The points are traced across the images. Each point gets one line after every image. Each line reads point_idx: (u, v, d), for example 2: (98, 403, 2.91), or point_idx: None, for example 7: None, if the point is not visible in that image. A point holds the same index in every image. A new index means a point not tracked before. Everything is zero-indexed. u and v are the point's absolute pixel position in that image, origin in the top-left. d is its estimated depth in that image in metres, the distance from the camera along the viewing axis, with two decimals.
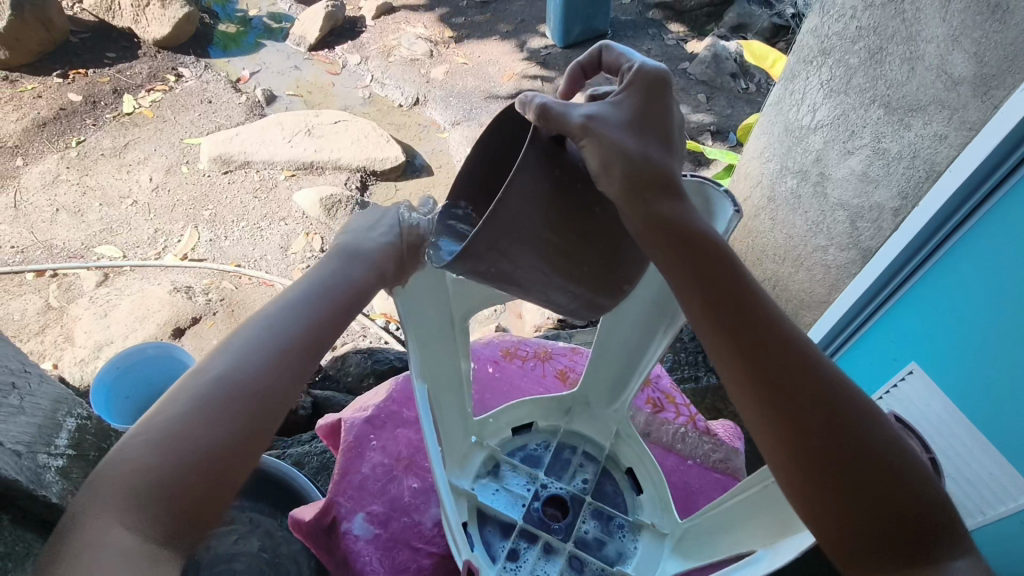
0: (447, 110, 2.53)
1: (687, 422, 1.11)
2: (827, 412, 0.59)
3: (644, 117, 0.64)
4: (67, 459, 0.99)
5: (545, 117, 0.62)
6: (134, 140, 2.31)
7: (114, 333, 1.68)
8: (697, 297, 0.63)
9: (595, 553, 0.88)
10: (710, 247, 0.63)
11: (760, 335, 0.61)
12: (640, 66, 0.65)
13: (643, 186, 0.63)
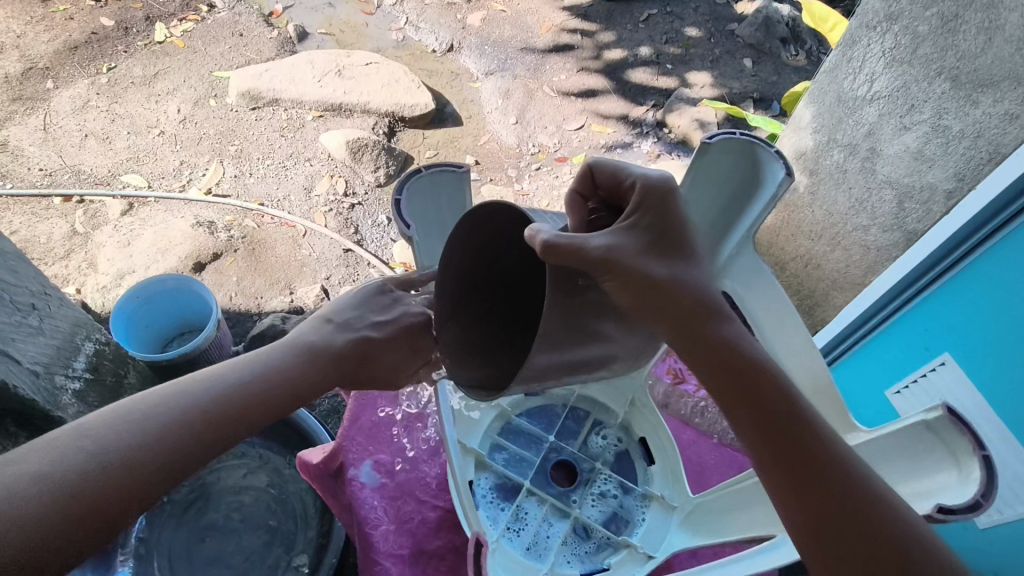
0: (481, 59, 2.46)
1: (707, 396, 1.08)
2: (891, 551, 0.57)
3: (660, 235, 0.63)
4: (85, 383, 1.03)
5: (559, 254, 0.57)
6: (165, 69, 2.28)
7: (136, 263, 1.69)
8: (744, 415, 0.62)
9: (605, 519, 0.88)
10: (767, 378, 0.62)
11: (803, 455, 0.60)
12: (642, 183, 0.63)
13: (678, 321, 0.63)
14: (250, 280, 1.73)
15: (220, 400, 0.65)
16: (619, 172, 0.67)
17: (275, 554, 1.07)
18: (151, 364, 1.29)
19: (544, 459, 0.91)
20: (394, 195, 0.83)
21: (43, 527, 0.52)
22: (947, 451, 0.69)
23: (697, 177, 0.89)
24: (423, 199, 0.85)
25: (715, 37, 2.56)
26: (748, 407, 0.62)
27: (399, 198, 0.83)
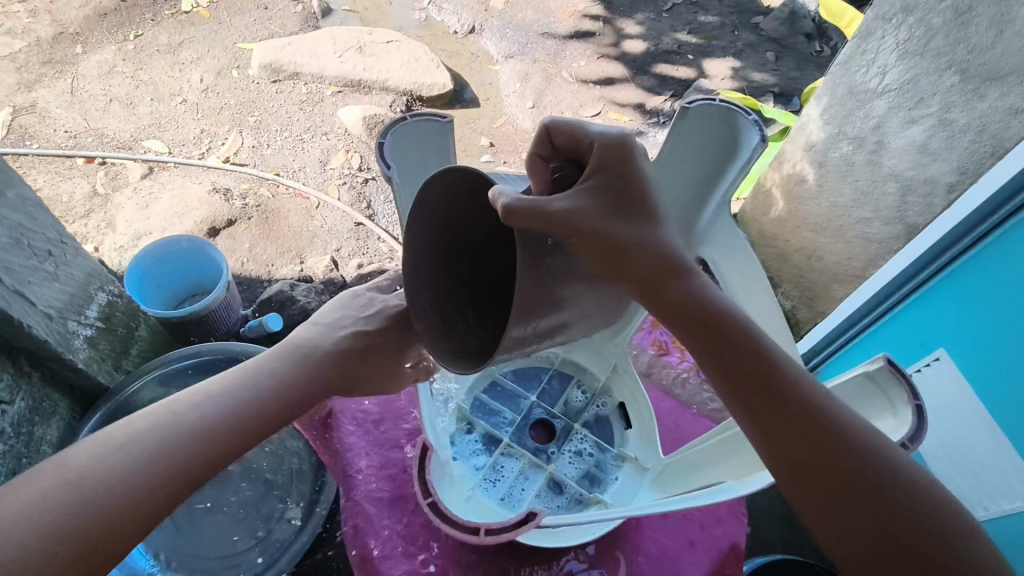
0: (501, 42, 2.47)
1: (689, 368, 1.10)
2: (856, 478, 0.60)
3: (618, 194, 0.65)
4: (96, 331, 1.07)
5: (522, 216, 0.58)
6: (189, 39, 2.32)
7: (153, 225, 1.74)
8: (711, 362, 0.65)
9: (580, 477, 0.90)
10: (733, 327, 0.64)
11: (769, 396, 0.63)
12: (601, 144, 0.66)
13: (648, 274, 0.65)
14: (262, 247, 1.77)
15: (257, 408, 0.72)
16: (577, 132, 0.69)
17: (272, 505, 1.12)
18: (161, 321, 1.33)
19: (524, 417, 0.94)
20: (378, 140, 0.83)
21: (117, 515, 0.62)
22: (886, 399, 0.74)
23: (677, 140, 0.88)
24: (407, 147, 0.85)
25: (739, 29, 2.54)
26: (717, 357, 0.64)
27: (382, 143, 0.83)
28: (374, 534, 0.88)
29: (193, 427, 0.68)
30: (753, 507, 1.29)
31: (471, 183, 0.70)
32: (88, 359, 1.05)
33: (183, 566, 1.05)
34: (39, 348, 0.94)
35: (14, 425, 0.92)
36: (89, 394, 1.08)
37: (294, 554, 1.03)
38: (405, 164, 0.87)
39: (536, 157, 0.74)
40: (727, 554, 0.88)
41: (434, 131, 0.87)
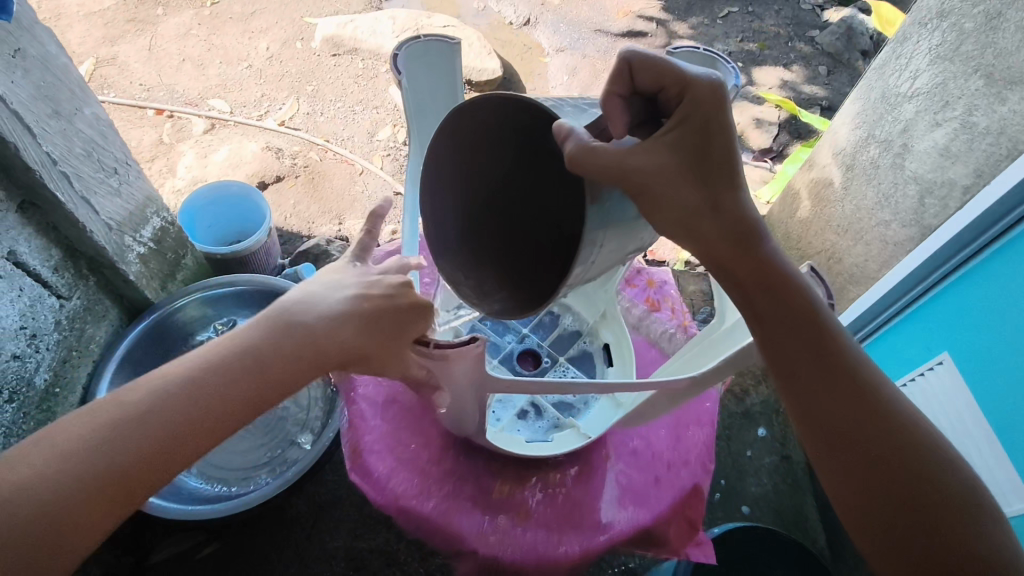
0: (554, 36, 2.53)
1: (678, 325, 1.10)
2: (896, 450, 0.64)
3: (697, 147, 0.64)
4: (148, 250, 1.18)
5: (586, 157, 0.60)
6: (261, 10, 2.46)
7: (209, 175, 1.88)
8: (774, 332, 0.68)
9: (557, 404, 0.96)
10: (798, 297, 0.67)
11: (823, 368, 0.66)
12: (694, 95, 0.63)
13: (716, 233, 0.67)
14: (305, 205, 1.88)
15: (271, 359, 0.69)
16: (663, 69, 0.65)
17: (288, 428, 1.23)
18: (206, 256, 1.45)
19: (512, 345, 1.00)
20: (395, 49, 0.88)
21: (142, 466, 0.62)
22: None
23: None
24: (420, 62, 0.89)
25: (793, 41, 2.54)
26: (771, 325, 0.68)
27: (399, 52, 0.87)
28: (367, 429, 0.92)
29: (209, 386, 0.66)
30: (746, 493, 1.31)
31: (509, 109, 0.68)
32: (138, 273, 1.16)
33: (201, 471, 1.16)
34: (97, 254, 1.05)
35: (68, 319, 1.04)
36: (134, 305, 1.19)
37: (303, 470, 1.11)
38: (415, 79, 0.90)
39: (614, 87, 0.67)
40: (687, 493, 0.91)
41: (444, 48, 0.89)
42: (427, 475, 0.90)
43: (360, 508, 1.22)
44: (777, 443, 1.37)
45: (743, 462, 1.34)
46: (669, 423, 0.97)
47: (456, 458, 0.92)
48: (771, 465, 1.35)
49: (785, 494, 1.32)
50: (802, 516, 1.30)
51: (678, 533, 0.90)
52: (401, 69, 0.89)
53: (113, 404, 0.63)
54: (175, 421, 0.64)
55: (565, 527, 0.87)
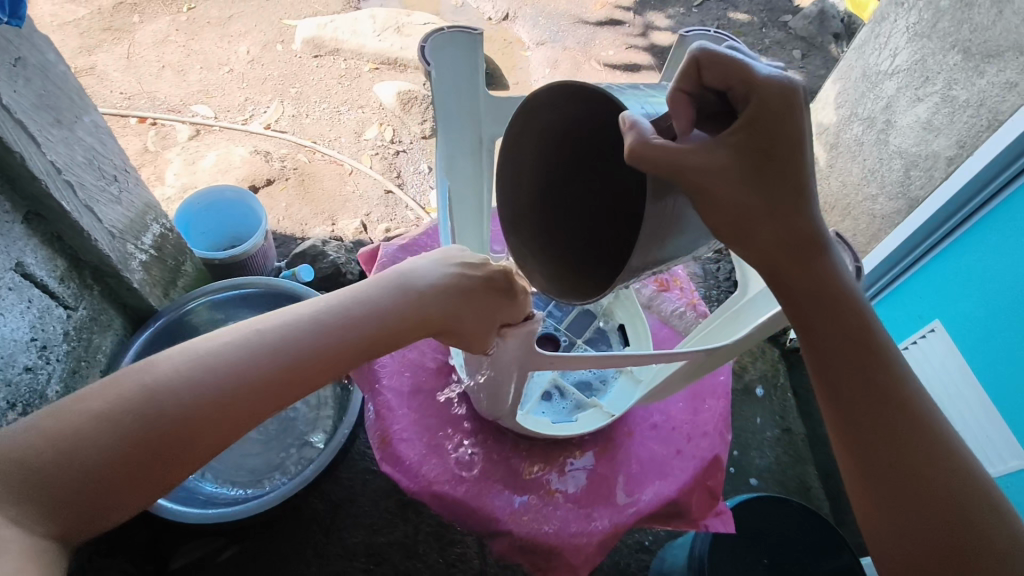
0: (534, 29, 2.54)
1: (687, 304, 1.12)
2: (939, 483, 0.60)
3: (765, 156, 0.57)
4: (150, 257, 1.18)
5: (643, 153, 0.54)
6: (238, 13, 2.44)
7: (198, 181, 1.87)
8: (825, 349, 0.64)
9: (578, 385, 0.99)
10: (852, 316, 0.63)
11: (871, 390, 0.62)
12: (760, 98, 0.55)
13: (775, 246, 0.61)
14: (297, 207, 1.87)
15: (361, 325, 0.68)
16: (733, 68, 0.56)
17: (299, 429, 1.24)
18: (204, 262, 1.44)
19: None
20: (422, 42, 0.85)
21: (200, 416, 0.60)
22: None
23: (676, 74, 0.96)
24: (449, 53, 0.86)
25: (767, 26, 2.59)
26: (822, 341, 0.63)
27: (426, 44, 0.84)
28: (394, 418, 0.94)
29: (296, 339, 0.65)
30: (752, 466, 1.35)
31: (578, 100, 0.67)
32: (141, 280, 1.16)
33: (217, 476, 1.16)
34: (101, 263, 1.05)
35: (76, 329, 1.04)
36: (139, 313, 1.19)
37: (322, 468, 1.12)
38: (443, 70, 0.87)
39: (682, 86, 0.59)
40: (708, 463, 0.94)
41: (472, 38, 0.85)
42: (457, 462, 0.92)
43: (376, 503, 1.23)
44: (778, 417, 1.42)
45: (747, 437, 1.38)
46: (685, 396, 1.01)
47: (481, 444, 0.94)
48: (774, 439, 1.39)
49: (788, 466, 1.36)
50: (806, 486, 1.34)
51: (699, 503, 0.93)
52: (430, 60, 0.85)
53: (196, 347, 0.62)
54: (251, 373, 0.62)
55: (594, 502, 0.90)
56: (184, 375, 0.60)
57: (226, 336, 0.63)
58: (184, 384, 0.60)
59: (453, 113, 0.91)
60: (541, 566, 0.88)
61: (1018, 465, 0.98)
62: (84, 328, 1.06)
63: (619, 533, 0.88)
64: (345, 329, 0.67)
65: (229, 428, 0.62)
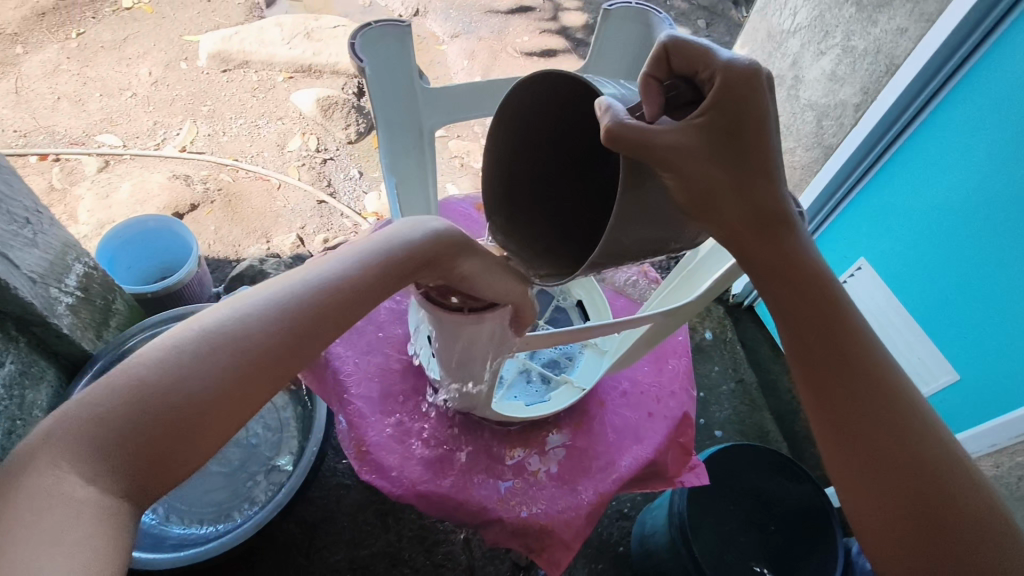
0: (446, 22, 2.53)
1: (639, 273, 1.16)
2: (906, 444, 0.62)
3: (732, 135, 0.56)
4: (77, 299, 1.11)
5: (619, 134, 0.53)
6: (134, 34, 2.32)
7: (116, 214, 1.78)
8: (795, 322, 0.65)
9: (547, 364, 1.01)
10: (822, 290, 0.64)
11: (840, 359, 0.64)
12: (724, 79, 0.54)
13: (742, 225, 0.61)
14: (227, 229, 1.80)
15: (352, 284, 0.66)
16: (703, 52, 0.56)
17: (263, 454, 1.20)
18: (137, 297, 1.37)
19: None
20: (349, 39, 0.80)
21: (209, 393, 0.56)
22: None
23: (603, 43, 0.95)
24: (379, 49, 0.82)
25: None
26: (793, 313, 0.65)
27: (355, 41, 0.79)
28: (366, 426, 0.92)
29: (290, 301, 0.62)
30: (714, 420, 1.41)
31: (557, 91, 0.71)
32: (71, 325, 1.09)
33: (183, 517, 1.12)
34: (24, 312, 0.98)
35: (6, 386, 0.97)
36: (74, 360, 1.12)
37: (292, 491, 1.09)
38: (375, 66, 0.84)
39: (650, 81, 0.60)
40: (679, 421, 0.97)
41: (399, 30, 0.82)
42: (435, 460, 0.91)
43: (355, 516, 1.22)
44: (731, 370, 1.48)
45: (705, 393, 1.44)
46: (649, 360, 1.05)
47: (458, 437, 0.94)
48: (730, 391, 1.45)
49: (746, 415, 1.42)
50: (764, 431, 1.41)
51: (676, 461, 0.95)
52: (361, 56, 0.80)
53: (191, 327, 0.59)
54: (247, 344, 0.59)
55: (577, 477, 0.92)
56: (222, 328, 0.58)
57: (215, 314, 0.60)
58: (183, 359, 0.56)
59: (388, 110, 0.88)
60: (533, 548, 0.88)
61: (948, 378, 1.09)
62: (15, 384, 0.99)
63: (605, 502, 0.90)
64: (338, 289, 0.65)
65: (239, 405, 0.58)
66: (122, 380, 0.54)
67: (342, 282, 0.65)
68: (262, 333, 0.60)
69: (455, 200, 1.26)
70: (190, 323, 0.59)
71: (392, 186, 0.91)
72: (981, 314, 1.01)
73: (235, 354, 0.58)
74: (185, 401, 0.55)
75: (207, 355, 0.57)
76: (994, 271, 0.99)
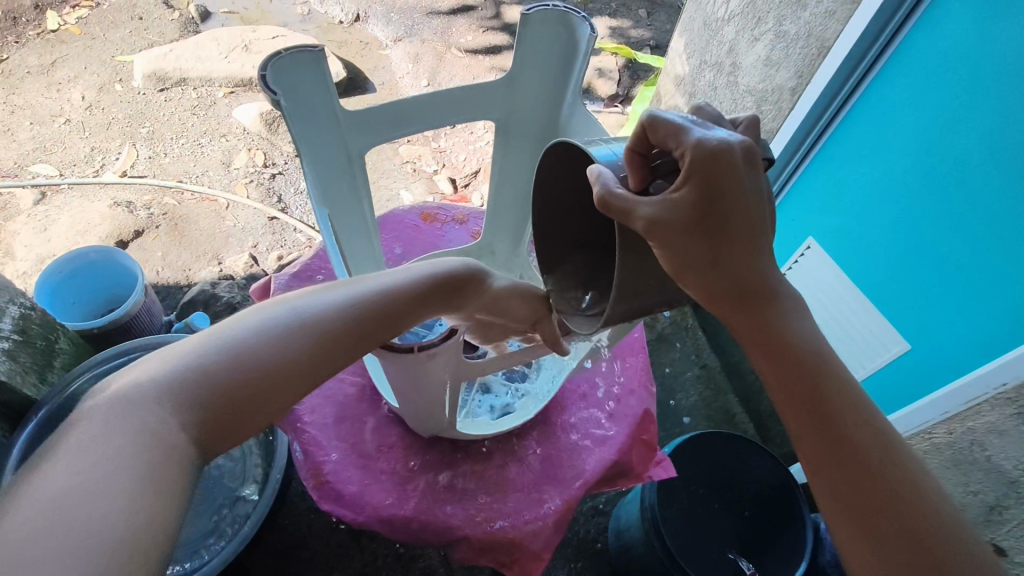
0: (388, 26, 2.49)
1: None
2: (916, 522, 0.54)
3: (710, 207, 0.55)
4: (14, 343, 1.06)
5: (607, 203, 0.56)
6: (62, 57, 2.23)
7: (56, 247, 1.71)
8: (780, 389, 0.60)
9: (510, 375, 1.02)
10: (807, 355, 0.59)
11: (833, 426, 0.58)
12: (691, 157, 0.53)
13: (719, 298, 0.60)
14: (175, 254, 1.75)
15: (388, 306, 0.65)
16: (671, 129, 0.54)
17: (225, 486, 1.16)
18: (82, 334, 1.32)
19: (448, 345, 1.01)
20: (260, 71, 0.75)
21: (255, 389, 0.55)
22: None
23: (525, 47, 0.95)
24: (291, 76, 0.79)
25: None
26: (777, 380, 0.60)
27: (265, 72, 0.75)
28: (324, 454, 0.90)
29: (329, 319, 0.61)
30: (681, 408, 1.42)
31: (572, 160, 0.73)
32: (9, 371, 1.04)
33: None
34: None
35: None
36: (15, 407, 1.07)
37: (258, 523, 1.11)
38: (288, 95, 0.80)
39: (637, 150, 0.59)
40: (640, 418, 0.98)
41: (309, 54, 0.79)
42: (397, 481, 0.90)
43: (327, 540, 1.19)
44: (693, 356, 1.50)
45: (671, 382, 1.46)
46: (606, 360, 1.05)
47: (420, 457, 0.93)
48: (695, 378, 1.47)
49: (712, 400, 1.44)
50: (730, 414, 1.42)
51: (641, 457, 0.96)
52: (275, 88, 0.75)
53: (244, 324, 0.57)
54: (295, 352, 0.58)
55: (544, 484, 0.92)
56: (291, 316, 0.59)
57: (264, 317, 0.58)
58: (233, 356, 0.54)
59: (309, 138, 0.86)
60: (505, 560, 0.88)
61: (900, 350, 1.10)
62: None
63: (573, 507, 0.90)
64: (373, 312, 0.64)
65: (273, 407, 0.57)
66: (184, 363, 0.53)
67: (409, 287, 0.67)
68: (305, 345, 0.58)
69: (401, 211, 1.23)
70: (239, 321, 0.58)
71: (326, 217, 0.83)
72: (937, 295, 1.01)
73: (280, 362, 0.56)
74: (253, 378, 0.55)
75: (255, 357, 0.55)
76: (949, 260, 0.98)
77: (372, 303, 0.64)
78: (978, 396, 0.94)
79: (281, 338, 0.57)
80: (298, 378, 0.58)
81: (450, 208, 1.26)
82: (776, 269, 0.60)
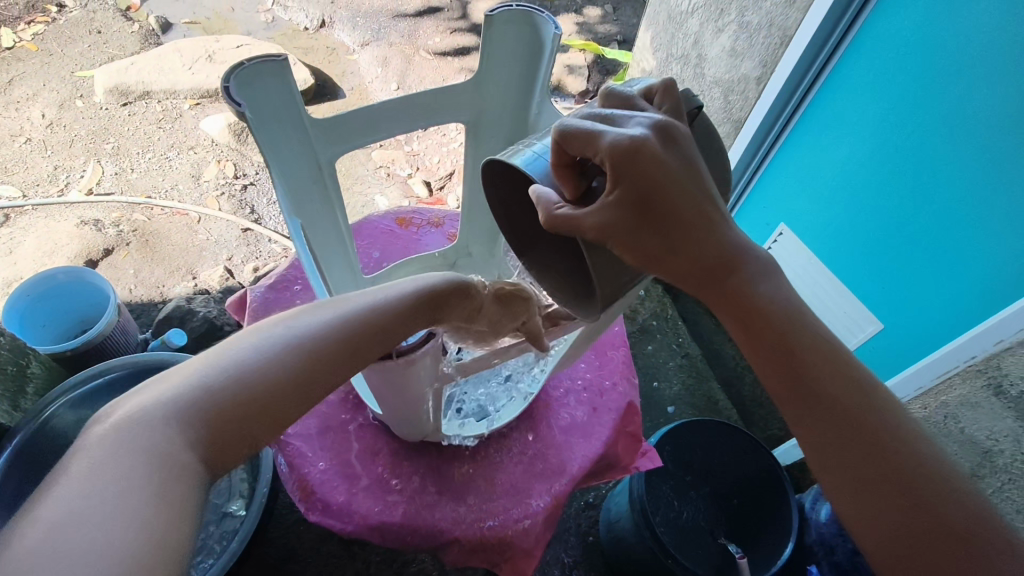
0: (354, 31, 2.47)
1: None
2: (897, 466, 0.56)
3: (648, 200, 0.56)
4: None
5: (554, 221, 0.58)
6: (19, 75, 2.17)
7: (23, 270, 1.67)
8: (757, 353, 0.61)
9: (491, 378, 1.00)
10: (782, 317, 0.60)
11: (811, 384, 0.59)
12: (610, 159, 0.54)
13: (688, 278, 0.61)
14: (148, 270, 1.72)
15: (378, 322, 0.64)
16: (586, 135, 0.55)
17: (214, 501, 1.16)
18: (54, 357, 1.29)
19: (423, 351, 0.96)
20: (224, 82, 0.73)
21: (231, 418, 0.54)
22: None
23: (491, 47, 0.95)
24: (254, 88, 0.77)
25: None
26: (754, 345, 0.61)
27: (229, 83, 0.73)
28: (308, 466, 0.90)
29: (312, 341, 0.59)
30: (665, 397, 1.44)
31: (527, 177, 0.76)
32: None
33: None
34: None
35: None
36: None
37: (246, 539, 1.08)
38: (253, 108, 0.79)
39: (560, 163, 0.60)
40: (625, 411, 1.00)
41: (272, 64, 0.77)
42: (384, 488, 0.90)
43: (319, 550, 1.18)
44: (675, 345, 1.51)
45: (654, 374, 1.47)
46: (591, 355, 1.06)
47: (408, 461, 0.93)
48: (678, 367, 1.48)
49: (695, 388, 1.46)
50: (714, 401, 1.44)
51: (626, 449, 0.99)
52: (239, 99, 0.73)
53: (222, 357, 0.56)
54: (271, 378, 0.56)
55: (532, 482, 0.92)
56: (268, 345, 0.58)
57: (245, 349, 0.57)
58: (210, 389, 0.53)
59: (276, 149, 0.84)
60: (497, 558, 0.88)
61: (874, 329, 1.12)
62: None
63: (562, 502, 0.91)
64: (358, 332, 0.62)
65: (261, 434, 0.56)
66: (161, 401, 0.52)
67: (395, 303, 0.65)
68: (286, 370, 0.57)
69: (376, 217, 1.23)
70: (220, 353, 0.57)
71: (298, 228, 0.82)
72: (907, 269, 1.03)
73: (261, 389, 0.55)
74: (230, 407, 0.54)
75: (230, 388, 0.54)
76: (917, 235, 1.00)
77: (365, 316, 0.63)
78: (950, 369, 0.97)
79: (273, 359, 0.57)
80: (295, 391, 0.57)
81: (425, 210, 1.26)
82: (738, 236, 0.61)
